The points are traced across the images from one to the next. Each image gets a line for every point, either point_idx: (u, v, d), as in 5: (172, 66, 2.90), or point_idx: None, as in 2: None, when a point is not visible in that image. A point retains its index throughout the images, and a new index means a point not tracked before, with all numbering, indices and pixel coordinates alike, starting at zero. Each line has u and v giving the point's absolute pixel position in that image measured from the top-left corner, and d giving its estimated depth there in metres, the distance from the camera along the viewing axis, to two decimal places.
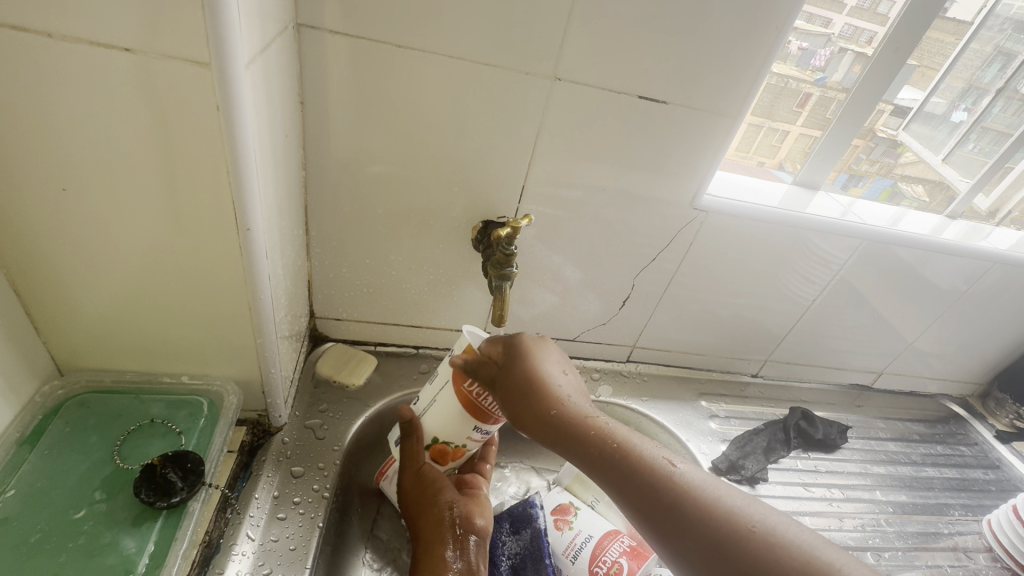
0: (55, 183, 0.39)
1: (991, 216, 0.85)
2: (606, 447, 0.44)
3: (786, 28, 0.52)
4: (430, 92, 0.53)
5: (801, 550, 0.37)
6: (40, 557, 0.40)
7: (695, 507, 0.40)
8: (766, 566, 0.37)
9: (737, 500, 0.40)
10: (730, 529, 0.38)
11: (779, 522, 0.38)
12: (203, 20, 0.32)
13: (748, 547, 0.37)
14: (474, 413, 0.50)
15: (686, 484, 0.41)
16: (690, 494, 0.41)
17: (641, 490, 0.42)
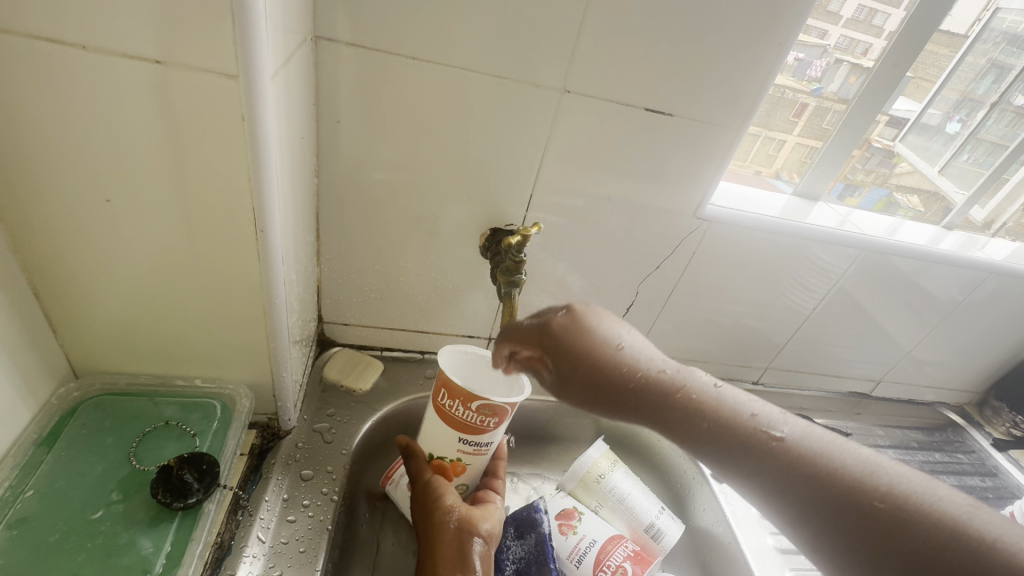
0: (80, 190, 0.40)
1: (986, 227, 0.86)
2: (693, 417, 0.45)
3: (788, 43, 0.54)
4: (443, 103, 0.54)
5: (934, 511, 0.35)
6: (60, 556, 0.41)
7: (806, 475, 0.39)
8: (904, 530, 0.35)
9: (855, 465, 0.39)
10: (848, 489, 0.37)
11: (907, 485, 0.37)
12: (232, 34, 0.33)
13: (877, 516, 0.36)
14: (454, 427, 0.52)
15: (792, 454, 0.40)
16: (802, 463, 0.40)
17: (743, 459, 0.42)
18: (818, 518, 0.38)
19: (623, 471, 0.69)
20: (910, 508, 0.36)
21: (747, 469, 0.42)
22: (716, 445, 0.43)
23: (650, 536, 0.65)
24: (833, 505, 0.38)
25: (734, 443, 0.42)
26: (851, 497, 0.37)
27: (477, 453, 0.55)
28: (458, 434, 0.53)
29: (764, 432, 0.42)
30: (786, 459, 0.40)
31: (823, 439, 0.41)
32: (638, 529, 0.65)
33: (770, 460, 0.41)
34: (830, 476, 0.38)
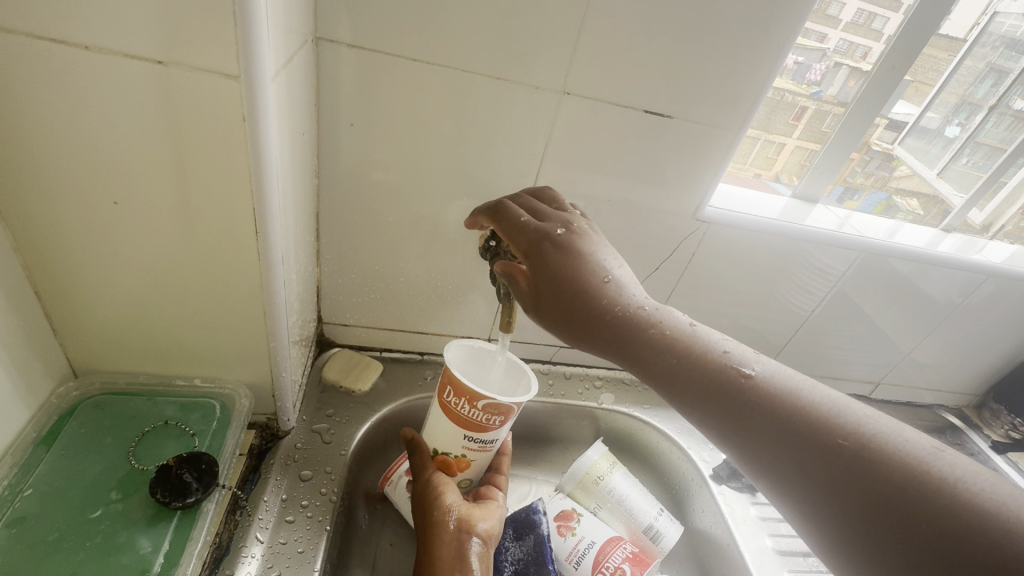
0: (82, 189, 0.40)
1: (985, 231, 0.86)
2: (660, 350, 0.44)
3: (787, 46, 0.54)
4: (443, 104, 0.54)
5: (901, 451, 0.35)
6: (59, 555, 0.41)
7: (775, 411, 0.39)
8: (868, 474, 0.35)
9: (823, 402, 0.39)
10: (814, 429, 0.38)
11: (875, 428, 0.37)
12: (234, 35, 0.34)
13: (840, 458, 0.36)
14: (460, 424, 0.52)
15: (762, 391, 0.40)
16: (770, 398, 0.40)
17: (711, 391, 0.42)
18: (779, 451, 0.38)
19: (622, 472, 0.69)
20: (877, 454, 0.35)
21: (714, 400, 0.41)
22: (686, 377, 0.43)
23: (649, 538, 0.65)
24: (798, 440, 0.38)
25: (706, 376, 0.42)
26: (817, 432, 0.38)
27: (481, 451, 0.55)
28: (463, 432, 0.52)
29: (735, 367, 0.42)
30: (754, 393, 0.40)
31: (791, 378, 0.41)
32: (637, 531, 0.65)
33: (737, 394, 0.41)
34: (797, 412, 0.39)
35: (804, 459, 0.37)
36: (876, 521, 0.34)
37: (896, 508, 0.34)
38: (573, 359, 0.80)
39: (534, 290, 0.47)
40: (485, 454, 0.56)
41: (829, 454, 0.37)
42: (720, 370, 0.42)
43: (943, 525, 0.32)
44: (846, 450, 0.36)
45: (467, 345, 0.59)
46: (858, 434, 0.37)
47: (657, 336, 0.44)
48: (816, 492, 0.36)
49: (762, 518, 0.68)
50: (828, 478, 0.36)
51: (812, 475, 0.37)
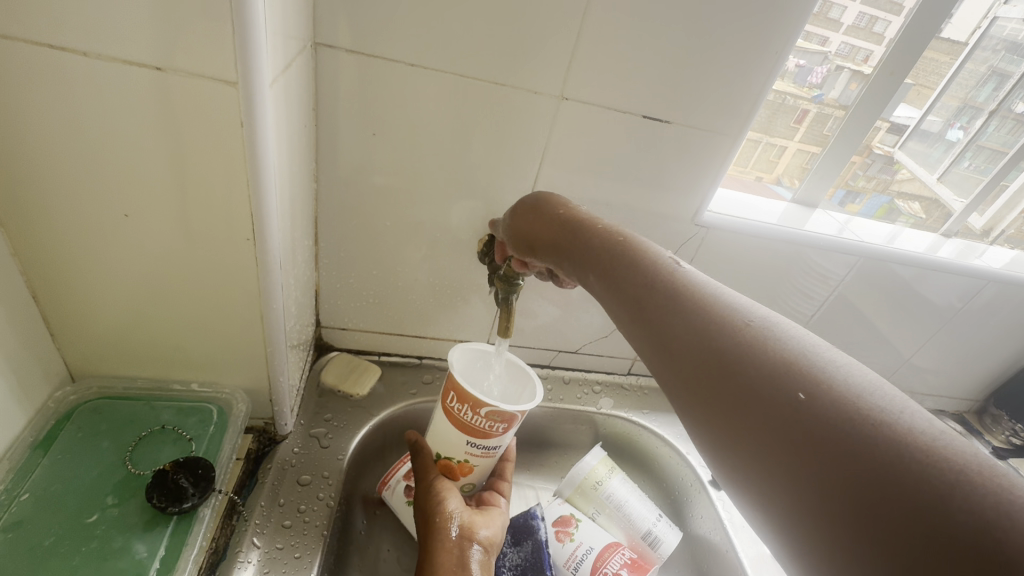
0: (79, 193, 0.40)
1: (985, 236, 0.86)
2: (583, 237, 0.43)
3: (785, 53, 0.54)
4: (441, 108, 0.54)
5: (783, 342, 0.28)
6: (54, 559, 0.40)
7: (664, 289, 0.34)
8: (734, 352, 0.29)
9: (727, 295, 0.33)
10: (695, 308, 0.32)
11: (772, 323, 0.29)
12: (233, 42, 0.34)
13: (713, 336, 0.30)
14: (463, 431, 0.52)
15: (664, 273, 0.35)
16: (675, 290, 0.34)
17: (618, 285, 0.37)
18: (658, 333, 0.33)
19: (621, 478, 0.69)
20: (754, 338, 0.29)
21: (622, 293, 0.37)
22: (602, 274, 0.39)
23: (648, 544, 0.65)
24: (683, 331, 0.31)
25: (618, 270, 0.38)
26: (711, 324, 0.30)
27: (484, 457, 0.55)
28: (465, 438, 0.53)
29: (651, 264, 0.36)
30: (659, 284, 0.35)
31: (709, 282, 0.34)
32: (636, 536, 0.65)
33: (638, 286, 0.36)
34: (697, 304, 0.32)
35: (688, 348, 0.31)
36: (738, 412, 0.27)
37: (763, 395, 0.27)
38: (572, 364, 0.80)
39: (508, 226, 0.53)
40: (488, 460, 0.56)
41: (713, 343, 0.30)
42: (631, 266, 0.37)
43: (824, 423, 0.24)
44: (729, 335, 0.29)
45: (471, 349, 0.58)
46: (753, 326, 0.29)
47: (583, 246, 0.42)
48: (691, 386, 0.30)
49: None
50: (704, 371, 0.29)
51: (690, 367, 0.30)
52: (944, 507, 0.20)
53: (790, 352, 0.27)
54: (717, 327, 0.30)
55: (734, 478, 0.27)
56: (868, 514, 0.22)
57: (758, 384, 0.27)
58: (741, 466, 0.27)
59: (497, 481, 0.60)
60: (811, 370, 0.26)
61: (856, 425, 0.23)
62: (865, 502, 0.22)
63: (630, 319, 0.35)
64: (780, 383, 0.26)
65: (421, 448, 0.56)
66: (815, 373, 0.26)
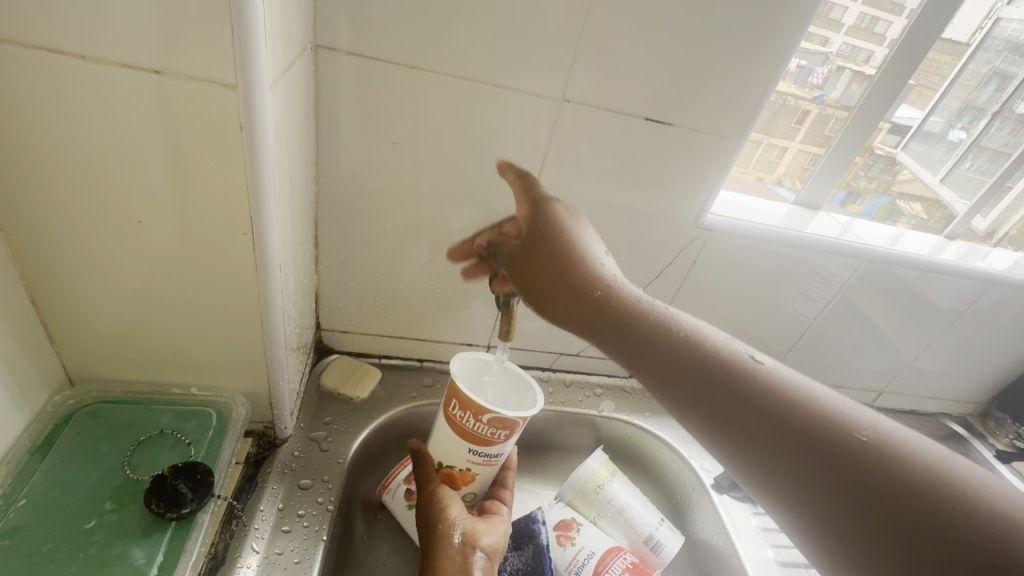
0: (80, 197, 0.40)
1: (989, 237, 0.86)
2: (605, 303, 0.50)
3: (788, 55, 0.54)
4: (441, 111, 0.54)
5: (783, 388, 0.43)
6: (52, 565, 0.40)
7: (692, 349, 0.47)
8: (759, 401, 0.43)
9: (733, 351, 0.47)
10: (723, 368, 0.45)
11: (771, 373, 0.45)
12: (231, 45, 0.33)
13: (739, 389, 0.44)
14: (466, 439, 0.52)
15: (685, 332, 0.48)
16: (759, 388, 0.44)
17: (700, 376, 0.45)
18: (704, 391, 0.45)
19: (623, 482, 0.68)
20: (768, 393, 0.43)
21: (701, 384, 0.45)
22: (677, 364, 0.47)
23: (650, 548, 0.64)
24: (771, 416, 0.42)
25: (698, 363, 0.46)
26: (796, 415, 0.42)
27: (486, 466, 0.54)
28: (467, 444, 0.52)
29: (729, 359, 0.46)
30: (743, 378, 0.44)
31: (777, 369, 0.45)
32: (638, 541, 0.64)
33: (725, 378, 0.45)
34: (775, 395, 0.43)
35: (776, 431, 0.42)
36: (788, 451, 0.41)
37: (799, 441, 0.41)
38: (573, 366, 0.79)
39: (528, 278, 0.55)
40: (490, 469, 0.55)
41: (797, 425, 0.41)
42: (714, 359, 0.46)
43: (882, 481, 0.38)
44: (753, 393, 0.44)
45: (472, 356, 0.58)
46: (821, 412, 0.42)
47: (619, 317, 0.49)
48: (793, 469, 0.41)
49: (763, 528, 0.68)
50: (805, 457, 0.41)
51: (781, 449, 0.41)
52: (972, 532, 0.35)
53: (854, 430, 0.40)
54: (794, 414, 0.42)
55: (830, 536, 0.39)
56: (919, 540, 0.36)
57: (850, 467, 0.39)
58: (837, 529, 0.39)
59: (498, 489, 0.60)
60: (867, 442, 0.40)
61: (866, 457, 0.39)
62: (906, 525, 0.36)
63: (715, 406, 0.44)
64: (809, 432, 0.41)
65: (422, 457, 0.56)
66: (870, 441, 0.40)
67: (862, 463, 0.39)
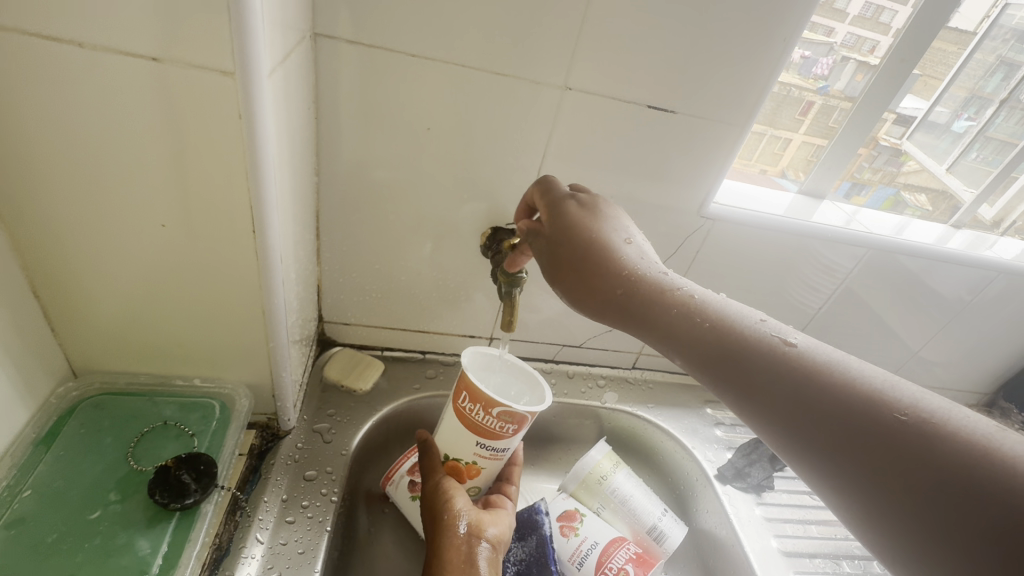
0: (78, 187, 0.39)
1: (995, 226, 0.85)
2: (609, 282, 0.44)
3: (793, 41, 0.53)
4: (442, 99, 0.53)
5: (797, 351, 0.38)
6: (57, 556, 0.40)
7: (696, 314, 0.42)
8: (770, 366, 0.38)
9: (741, 315, 0.42)
10: (727, 332, 0.41)
11: (784, 335, 0.40)
12: (229, 32, 0.33)
13: (749, 355, 0.39)
14: (473, 433, 0.52)
15: (687, 296, 0.43)
16: (812, 370, 0.37)
17: (739, 359, 0.39)
18: (711, 359, 0.41)
19: (626, 472, 0.68)
20: (780, 356, 0.38)
21: (716, 358, 0.40)
22: (712, 347, 0.41)
23: (653, 538, 0.64)
24: (825, 399, 0.36)
25: (726, 341, 0.40)
26: (812, 382, 0.36)
27: (492, 459, 0.54)
28: (474, 437, 0.52)
29: (773, 337, 0.39)
30: (791, 361, 0.38)
31: (800, 337, 0.40)
32: (641, 531, 0.64)
33: (768, 360, 0.38)
34: (805, 369, 0.37)
35: (801, 405, 0.36)
36: (804, 423, 0.36)
37: (814, 411, 0.36)
38: (576, 357, 0.79)
39: (549, 252, 0.48)
40: (496, 463, 0.55)
41: (850, 406, 0.35)
42: (757, 339, 0.40)
43: (912, 453, 0.32)
44: (764, 359, 0.39)
45: (482, 352, 0.58)
46: (882, 394, 0.35)
47: (623, 291, 0.44)
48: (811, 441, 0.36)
49: (767, 518, 0.68)
50: (821, 428, 0.35)
51: (794, 420, 0.36)
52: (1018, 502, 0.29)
53: (899, 403, 0.34)
54: (815, 386, 0.36)
55: (855, 512, 0.34)
56: (956, 517, 0.30)
57: (877, 439, 0.33)
58: (864, 506, 0.34)
59: (503, 485, 0.60)
60: (940, 426, 0.32)
61: (893, 423, 0.33)
62: (941, 497, 0.31)
63: (763, 392, 0.38)
64: (827, 401, 0.36)
65: (429, 449, 0.56)
66: (912, 413, 0.33)
67: (902, 435, 0.33)
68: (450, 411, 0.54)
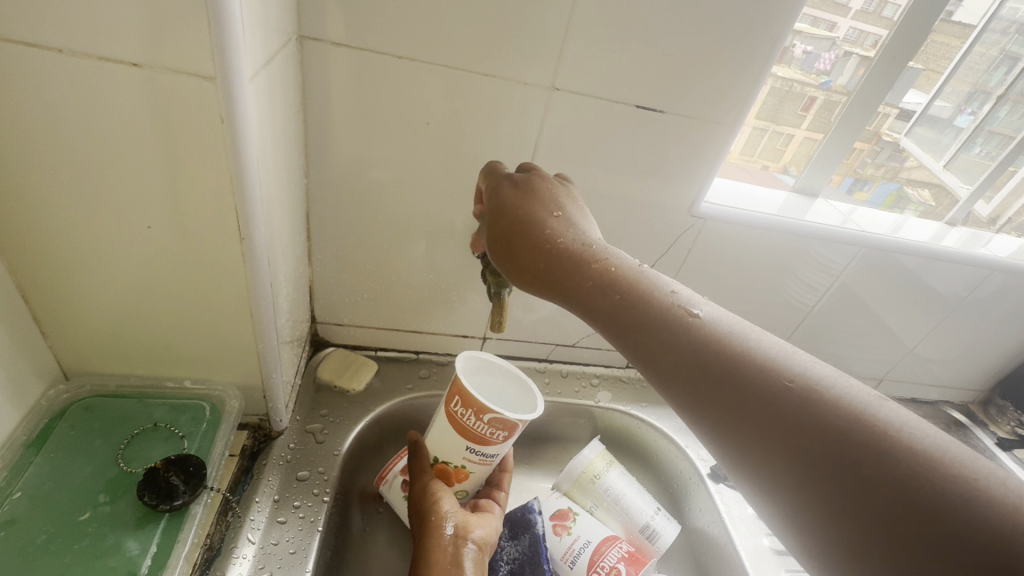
0: (63, 191, 0.40)
1: (992, 223, 0.84)
2: (542, 256, 0.44)
3: (781, 40, 0.53)
4: (430, 100, 0.53)
5: (727, 334, 0.37)
6: (46, 557, 0.41)
7: (630, 294, 0.41)
8: (699, 348, 0.37)
9: (676, 296, 0.40)
10: (657, 313, 0.39)
11: (717, 318, 0.38)
12: (209, 36, 0.33)
13: (679, 336, 0.38)
14: (462, 436, 0.52)
15: (621, 277, 0.42)
16: (711, 340, 0.37)
17: (646, 331, 0.39)
18: (643, 340, 0.39)
19: (619, 471, 0.68)
20: (712, 338, 0.37)
21: (646, 340, 0.39)
22: (625, 321, 0.40)
23: (646, 537, 0.65)
24: (724, 369, 0.36)
25: (657, 322, 0.39)
26: (742, 367, 0.35)
27: (482, 464, 0.55)
28: (464, 441, 0.53)
29: (681, 308, 0.39)
30: (693, 331, 0.38)
31: (735, 321, 0.39)
32: (634, 530, 0.64)
33: (670, 330, 0.38)
34: (736, 353, 0.36)
35: (731, 390, 0.35)
36: (733, 408, 0.35)
37: (745, 396, 0.34)
38: (570, 357, 0.79)
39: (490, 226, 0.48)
40: (485, 467, 0.56)
41: (782, 395, 0.33)
42: (663, 309, 0.39)
43: (843, 448, 0.31)
44: (696, 340, 0.37)
45: (477, 357, 0.58)
46: (811, 384, 0.33)
47: (555, 266, 0.43)
48: (740, 427, 0.34)
49: (760, 516, 0.68)
50: (752, 415, 0.34)
51: (724, 404, 0.35)
52: (950, 508, 0.27)
53: (835, 395, 0.32)
54: (746, 369, 0.35)
55: (781, 505, 0.33)
56: (883, 519, 0.29)
57: (808, 431, 0.32)
58: (790, 499, 0.32)
59: (493, 490, 0.60)
60: (874, 422, 0.31)
61: (828, 416, 0.32)
62: (871, 498, 0.29)
63: (666, 360, 0.38)
64: (757, 386, 0.34)
65: (421, 448, 0.56)
66: (847, 407, 0.32)
67: (835, 429, 0.31)
68: (443, 415, 0.54)
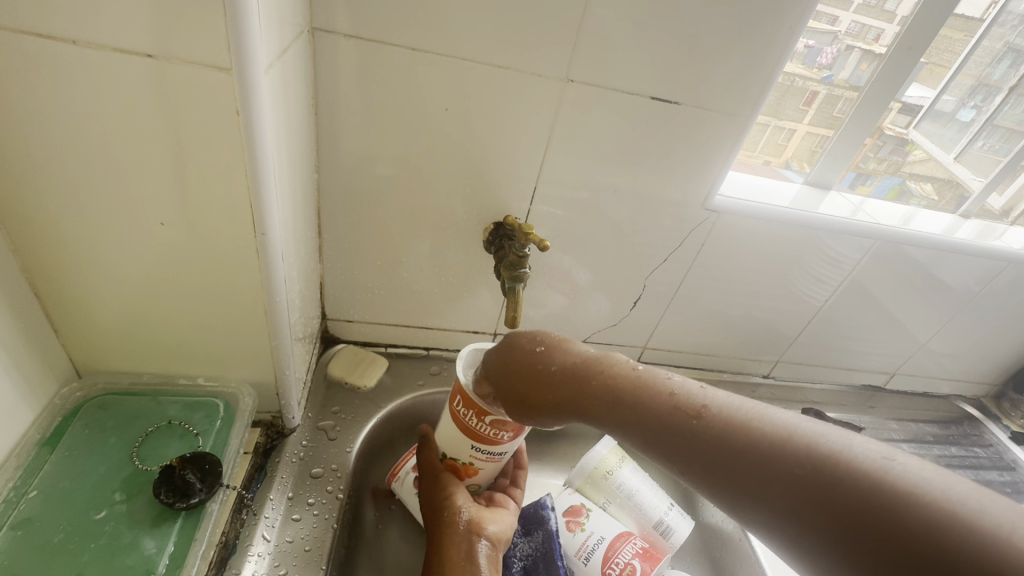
0: (77, 187, 0.39)
1: (1004, 217, 0.83)
2: (520, 368, 0.46)
3: (800, 29, 0.52)
4: (442, 93, 0.53)
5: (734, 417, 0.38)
6: (64, 556, 0.41)
7: (627, 390, 0.43)
8: (704, 433, 0.38)
9: (681, 384, 0.42)
10: (658, 403, 0.41)
11: (724, 403, 0.39)
12: (224, 25, 0.32)
13: (683, 423, 0.39)
14: (468, 438, 0.52)
15: (615, 375, 0.44)
16: (724, 436, 0.37)
17: (656, 430, 0.40)
18: (646, 432, 0.41)
19: (632, 467, 0.68)
20: (718, 424, 0.38)
21: (652, 432, 0.41)
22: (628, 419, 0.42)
23: (660, 533, 0.64)
24: (741, 463, 0.35)
25: (657, 414, 0.41)
26: (748, 448, 0.35)
27: (493, 462, 0.54)
28: (470, 441, 0.52)
29: (689, 404, 0.40)
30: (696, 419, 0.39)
31: (743, 403, 0.39)
32: (647, 526, 0.64)
33: (687, 429, 0.39)
34: (741, 435, 0.36)
35: (740, 473, 0.35)
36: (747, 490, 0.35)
37: (755, 478, 0.35)
38: None
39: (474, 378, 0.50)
40: (497, 463, 0.55)
41: (793, 471, 0.33)
42: (675, 410, 0.40)
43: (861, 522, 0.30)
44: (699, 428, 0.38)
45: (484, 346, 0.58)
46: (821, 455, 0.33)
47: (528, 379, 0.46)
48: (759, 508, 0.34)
49: None
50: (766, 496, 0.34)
51: (735, 488, 0.35)
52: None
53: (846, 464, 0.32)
54: (753, 451, 0.35)
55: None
56: None
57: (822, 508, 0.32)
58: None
59: (508, 486, 0.59)
60: (891, 486, 0.30)
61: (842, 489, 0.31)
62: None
63: (687, 462, 0.38)
64: (765, 468, 0.34)
65: (431, 442, 0.56)
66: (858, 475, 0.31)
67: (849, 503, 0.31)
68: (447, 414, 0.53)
